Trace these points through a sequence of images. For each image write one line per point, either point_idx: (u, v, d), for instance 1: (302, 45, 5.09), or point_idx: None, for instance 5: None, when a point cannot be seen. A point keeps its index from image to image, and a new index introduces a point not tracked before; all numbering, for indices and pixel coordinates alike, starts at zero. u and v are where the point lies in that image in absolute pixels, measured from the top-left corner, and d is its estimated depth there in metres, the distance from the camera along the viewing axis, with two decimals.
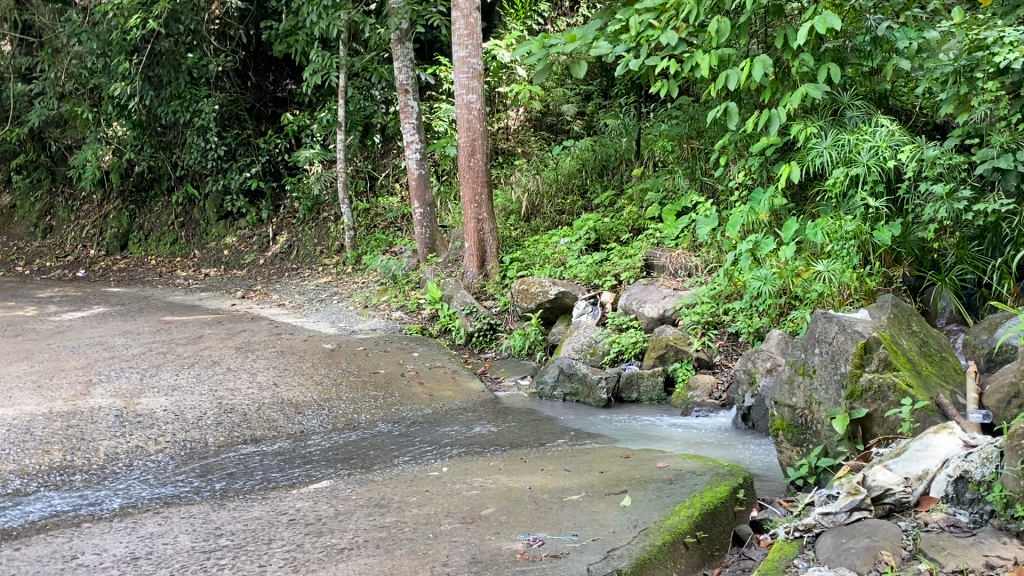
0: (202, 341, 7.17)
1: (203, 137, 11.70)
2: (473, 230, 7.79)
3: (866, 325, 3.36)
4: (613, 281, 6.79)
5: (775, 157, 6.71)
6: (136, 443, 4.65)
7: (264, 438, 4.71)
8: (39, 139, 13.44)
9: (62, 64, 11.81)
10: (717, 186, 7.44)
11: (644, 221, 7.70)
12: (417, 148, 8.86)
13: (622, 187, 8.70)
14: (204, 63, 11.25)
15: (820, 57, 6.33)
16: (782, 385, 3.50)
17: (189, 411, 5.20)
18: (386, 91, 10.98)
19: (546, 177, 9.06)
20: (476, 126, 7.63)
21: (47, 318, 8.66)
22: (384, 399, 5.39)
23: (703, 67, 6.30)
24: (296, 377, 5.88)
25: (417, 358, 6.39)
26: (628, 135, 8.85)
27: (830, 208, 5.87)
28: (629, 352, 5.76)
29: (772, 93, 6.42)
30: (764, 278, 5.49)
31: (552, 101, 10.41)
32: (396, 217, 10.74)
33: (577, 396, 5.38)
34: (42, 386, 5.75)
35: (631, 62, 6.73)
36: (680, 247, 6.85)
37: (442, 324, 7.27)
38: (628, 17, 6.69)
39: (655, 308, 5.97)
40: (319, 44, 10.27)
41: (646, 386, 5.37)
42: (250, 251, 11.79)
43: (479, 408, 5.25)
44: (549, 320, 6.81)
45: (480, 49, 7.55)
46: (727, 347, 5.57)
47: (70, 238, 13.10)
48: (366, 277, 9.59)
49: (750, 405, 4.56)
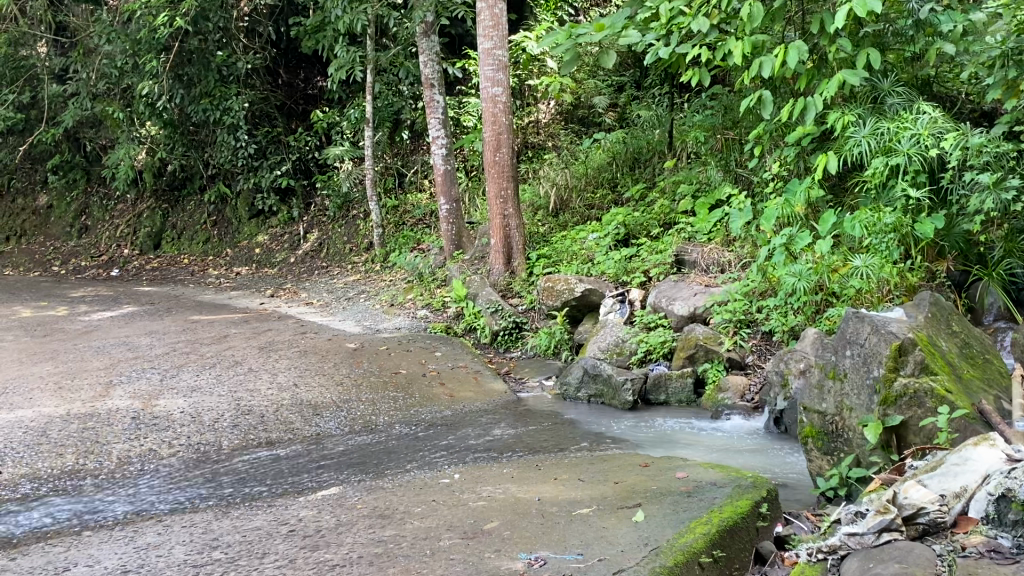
0: (227, 341, 7.10)
1: (234, 136, 11.72)
2: (499, 226, 7.63)
3: (901, 325, 3.13)
4: (642, 278, 6.58)
5: (812, 147, 6.45)
6: (149, 446, 4.56)
7: (278, 441, 4.59)
8: (75, 139, 13.61)
9: (94, 65, 11.90)
10: (751, 178, 7.19)
11: (676, 214, 7.48)
12: (442, 143, 8.70)
13: (653, 180, 8.49)
14: (233, 60, 11.26)
15: (859, 42, 6.08)
16: (811, 389, 3.29)
17: (206, 413, 5.11)
18: (414, 86, 10.85)
19: (575, 172, 8.88)
20: (502, 120, 7.46)
21: (77, 318, 8.68)
22: (403, 400, 5.25)
23: (735, 55, 6.06)
24: (316, 377, 5.77)
25: (440, 357, 6.25)
26: (661, 127, 8.66)
27: (869, 200, 5.60)
28: (658, 351, 5.55)
29: (807, 80, 6.17)
30: (798, 273, 5.19)
31: (583, 94, 10.23)
32: (424, 214, 10.65)
33: (602, 398, 5.19)
34: (63, 388, 5.71)
35: (660, 51, 6.50)
36: (712, 242, 6.63)
37: (468, 322, 7.14)
38: (657, 5, 6.50)
39: (685, 305, 5.75)
40: (346, 40, 10.16)
41: (675, 387, 5.15)
42: (281, 249, 11.77)
43: (501, 410, 5.09)
44: (576, 318, 6.64)
45: (506, 41, 7.38)
46: (761, 347, 5.35)
47: (106, 237, 13.22)
48: (394, 275, 9.50)
49: (782, 409, 4.32)
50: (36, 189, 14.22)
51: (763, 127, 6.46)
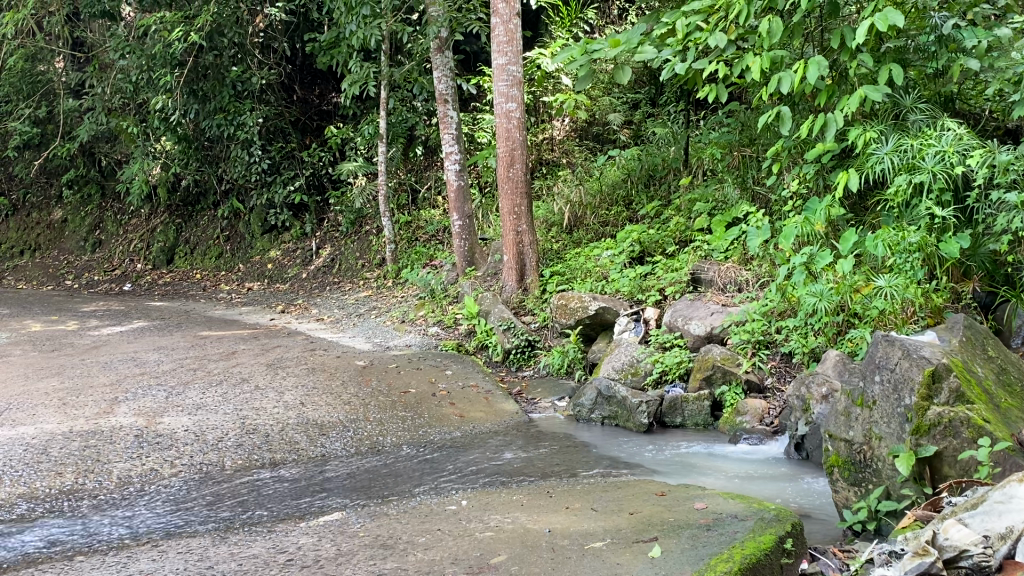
0: (235, 358, 7.00)
1: (248, 151, 11.69)
2: (513, 242, 7.51)
3: (934, 351, 3.00)
4: (657, 296, 6.46)
5: (833, 164, 6.28)
6: (151, 465, 4.45)
7: (282, 462, 4.47)
8: (89, 154, 13.65)
9: (109, 80, 11.93)
10: (769, 196, 7.04)
11: (692, 232, 7.34)
12: (456, 159, 8.59)
13: (669, 197, 8.36)
14: (247, 76, 11.26)
15: (881, 58, 5.95)
16: (837, 416, 3.15)
17: (209, 431, 5.00)
18: (428, 102, 10.78)
19: (590, 189, 8.75)
20: (516, 135, 7.34)
21: (86, 332, 8.61)
22: (411, 421, 5.12)
23: (754, 70, 5.93)
24: (323, 396, 5.65)
25: (450, 376, 6.12)
26: (676, 144, 8.52)
27: (891, 219, 5.47)
28: (674, 372, 5.39)
29: (828, 95, 6.03)
30: (819, 293, 5.02)
31: (598, 111, 10.11)
32: (437, 230, 10.54)
33: (616, 420, 5.04)
34: (67, 404, 5.61)
35: (677, 67, 6.37)
36: (729, 260, 6.47)
37: (479, 340, 7.02)
38: (673, 20, 6.40)
39: (702, 325, 5.61)
40: (360, 55, 10.08)
41: (691, 410, 5.00)
42: (293, 265, 11.70)
43: (512, 431, 4.94)
44: (590, 337, 6.50)
45: (520, 56, 7.29)
46: (780, 368, 5.19)
47: (119, 251, 13.20)
48: (406, 291, 9.40)
49: (804, 434, 4.17)
50: (51, 204, 14.25)
51: (782, 144, 6.32)
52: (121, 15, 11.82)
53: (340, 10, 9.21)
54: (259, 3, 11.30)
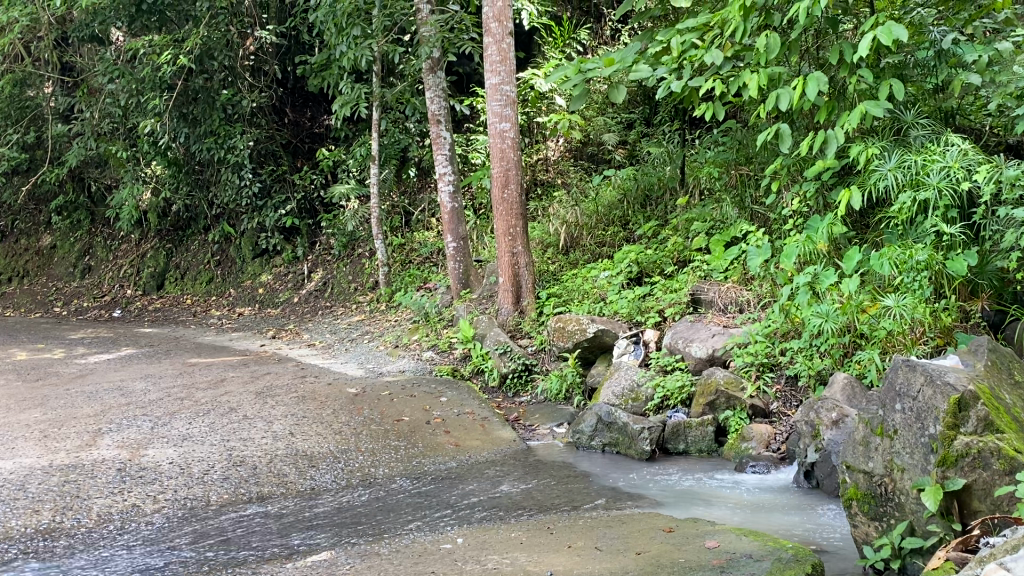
0: (223, 386, 6.81)
1: (238, 174, 11.55)
2: (508, 264, 7.36)
3: (959, 376, 2.86)
4: (657, 318, 6.31)
5: (833, 182, 6.15)
6: (132, 501, 4.26)
7: (270, 496, 4.29)
8: (79, 179, 13.52)
9: (98, 104, 11.80)
10: (769, 215, 6.90)
11: (690, 251, 7.20)
12: (449, 180, 8.43)
13: (666, 217, 8.23)
14: (237, 98, 11.18)
15: (880, 74, 5.85)
16: (855, 446, 3.04)
17: (195, 464, 4.81)
18: (420, 123, 10.67)
19: (585, 209, 8.63)
20: (510, 156, 7.21)
21: (72, 361, 8.41)
22: (405, 451, 4.94)
23: (751, 87, 5.83)
24: (314, 426, 5.46)
25: (445, 403, 5.94)
26: (672, 163, 8.41)
27: (896, 236, 5.35)
28: (676, 397, 5.22)
29: (828, 111, 5.92)
30: (824, 314, 4.91)
31: (593, 131, 10.00)
32: (431, 252, 10.40)
33: (617, 447, 4.86)
34: (49, 437, 5.42)
35: (674, 84, 6.25)
36: (729, 280, 6.32)
37: (475, 365, 6.85)
38: (667, 38, 6.30)
39: (703, 348, 5.45)
40: (351, 77, 9.95)
41: (695, 436, 4.83)
42: (285, 289, 11.52)
43: (509, 461, 4.77)
44: (588, 360, 6.34)
45: (514, 75, 7.20)
46: (786, 393, 5.04)
47: (108, 278, 13.03)
48: (400, 314, 9.24)
49: (813, 461, 4.00)
50: (39, 230, 14.06)
51: (781, 162, 6.19)
52: (110, 39, 11.70)
53: (330, 31, 9.11)
54: (249, 26, 11.25)
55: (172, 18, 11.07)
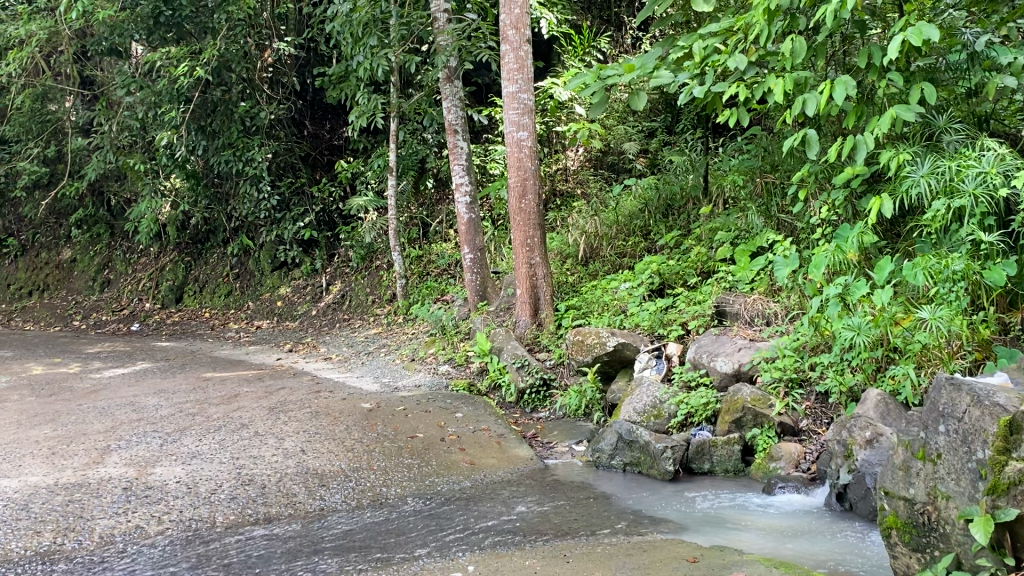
0: (237, 401, 6.69)
1: (257, 187, 11.47)
2: (525, 275, 7.19)
3: (1010, 396, 2.66)
4: (680, 331, 6.10)
5: (862, 190, 5.93)
6: (135, 522, 4.11)
7: (277, 517, 4.13)
8: (99, 193, 13.55)
9: (116, 117, 11.80)
10: (796, 224, 6.68)
11: (714, 262, 7.00)
12: (466, 191, 8.28)
13: (689, 227, 8.02)
14: (255, 111, 11.12)
15: (911, 77, 5.63)
16: (894, 471, 2.93)
17: (202, 483, 4.66)
18: (438, 134, 10.55)
19: (605, 219, 8.46)
20: (527, 165, 7.04)
21: (87, 376, 8.33)
22: (418, 469, 4.77)
23: (776, 91, 5.62)
24: (326, 443, 5.31)
25: (460, 419, 5.77)
26: (695, 172, 8.23)
27: (929, 245, 5.13)
28: (700, 414, 5.01)
29: (856, 116, 5.70)
30: (856, 326, 4.65)
31: (613, 140, 9.83)
32: (448, 264, 10.26)
33: (639, 467, 4.67)
34: (56, 454, 5.30)
35: (695, 90, 6.06)
36: (755, 292, 6.10)
37: (492, 379, 6.68)
38: (689, 43, 6.13)
39: (729, 362, 5.25)
40: (369, 87, 9.84)
41: (720, 456, 4.62)
42: (303, 302, 11.41)
43: (525, 480, 4.59)
44: (609, 375, 6.14)
45: (531, 84, 7.03)
46: (816, 410, 4.81)
47: (127, 291, 13.00)
48: (417, 327, 9.10)
49: (846, 483, 3.80)
50: (60, 244, 14.10)
51: (808, 169, 5.97)
52: (129, 53, 11.70)
53: (347, 41, 9.00)
54: (267, 38, 11.21)
55: (190, 31, 11.03)
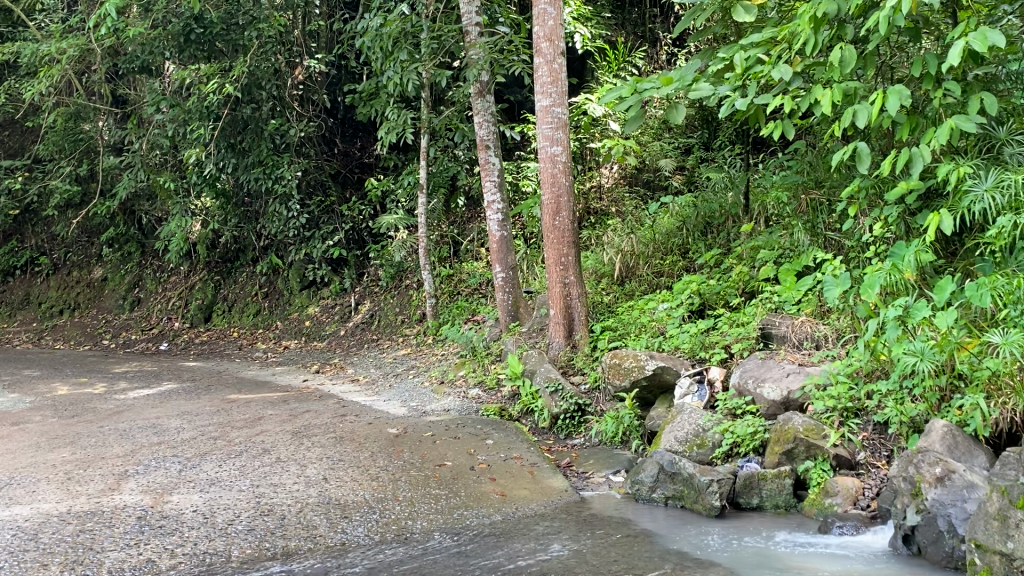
0: (260, 425, 6.47)
1: (286, 206, 11.34)
2: (559, 295, 6.92)
3: None
4: (723, 355, 5.80)
5: (918, 206, 5.58)
6: (148, 555, 3.88)
7: (296, 552, 3.89)
8: (130, 213, 13.56)
9: (146, 135, 11.74)
10: (844, 242, 6.33)
11: (757, 282, 6.68)
12: (498, 208, 8.05)
13: (729, 245, 7.72)
14: (286, 128, 11.01)
15: (969, 87, 5.32)
16: (989, 523, 3.12)
17: (220, 513, 4.43)
18: (470, 151, 10.34)
19: (642, 237, 8.18)
20: (561, 181, 6.79)
21: (112, 396, 8.16)
22: (446, 500, 4.51)
23: (824, 103, 5.29)
24: (350, 470, 5.06)
25: (491, 446, 5.50)
26: (735, 189, 7.96)
27: (991, 264, 4.83)
28: (747, 445, 4.69)
29: (910, 128, 5.39)
30: (919, 351, 4.28)
31: (648, 156, 9.59)
32: (479, 283, 10.04)
33: (682, 501, 4.37)
34: (72, 480, 5.11)
35: (737, 103, 5.74)
36: (802, 313, 5.79)
37: (524, 404, 6.42)
38: (730, 54, 5.85)
39: (777, 389, 4.93)
40: (399, 103, 9.65)
41: (770, 490, 4.31)
42: (332, 321, 11.22)
43: (560, 514, 4.30)
44: (647, 401, 5.84)
45: (566, 97, 6.79)
46: (873, 441, 4.49)
47: (156, 310, 12.92)
48: (446, 348, 8.86)
49: (914, 524, 3.56)
50: (91, 262, 14.11)
51: (859, 183, 5.63)
52: (160, 71, 11.65)
53: (377, 57, 8.85)
54: (298, 55, 11.18)
55: (221, 49, 10.96)
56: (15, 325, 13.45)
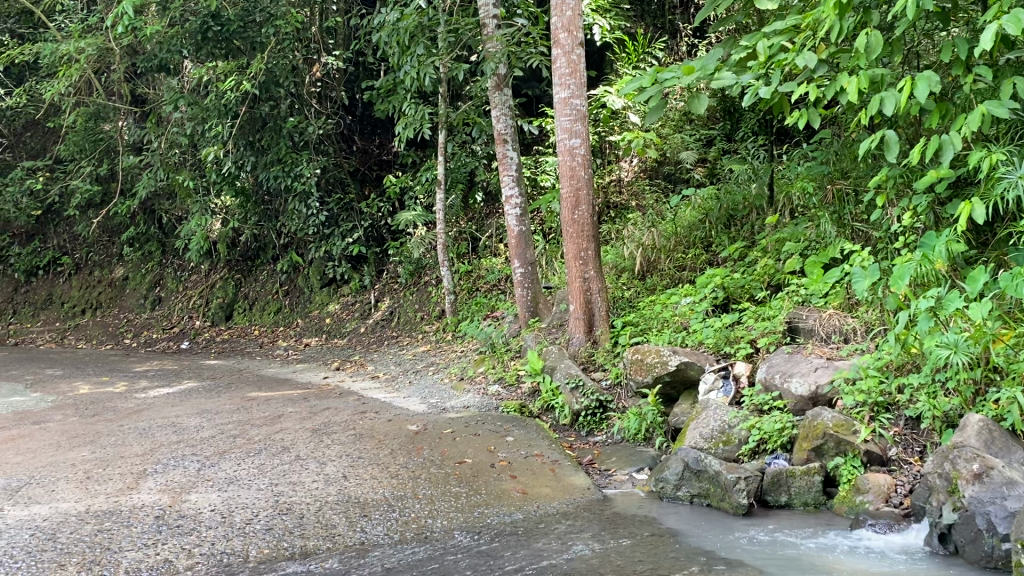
0: (280, 423, 6.43)
1: (305, 203, 11.32)
2: (579, 290, 6.82)
3: None
4: (749, 350, 5.68)
5: (947, 195, 5.44)
6: (165, 555, 3.83)
7: (314, 552, 3.82)
8: (151, 212, 13.61)
9: (165, 134, 11.75)
10: (872, 233, 6.19)
11: (783, 275, 6.55)
12: (516, 202, 7.96)
13: (753, 238, 7.59)
14: (304, 125, 10.97)
15: (1001, 72, 5.16)
16: None
17: (237, 512, 4.38)
18: (488, 146, 10.25)
19: (663, 231, 8.06)
20: (581, 174, 6.69)
21: (133, 395, 8.16)
22: (466, 499, 4.43)
23: (850, 91, 5.14)
24: (369, 468, 5.00)
25: (511, 443, 5.42)
26: (758, 181, 7.82)
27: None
28: (774, 441, 4.58)
29: (940, 115, 5.23)
30: (952, 344, 4.13)
31: (669, 149, 9.46)
32: (498, 279, 9.96)
33: (708, 499, 4.26)
34: (91, 479, 5.08)
35: (761, 91, 5.61)
36: (829, 306, 5.67)
37: (545, 401, 6.33)
38: (753, 42, 5.72)
39: (805, 384, 4.82)
40: (416, 98, 9.57)
41: (799, 487, 4.20)
42: (352, 318, 11.19)
43: (582, 513, 4.21)
44: (670, 397, 5.73)
45: (585, 89, 6.69)
46: (905, 436, 4.37)
47: (177, 309, 12.95)
48: (466, 344, 8.79)
49: (951, 523, 3.44)
50: (113, 262, 14.18)
51: (888, 173, 5.47)
52: (178, 69, 11.66)
53: (393, 51, 8.77)
54: (315, 52, 11.10)
55: (239, 47, 10.93)
56: (38, 325, 13.54)
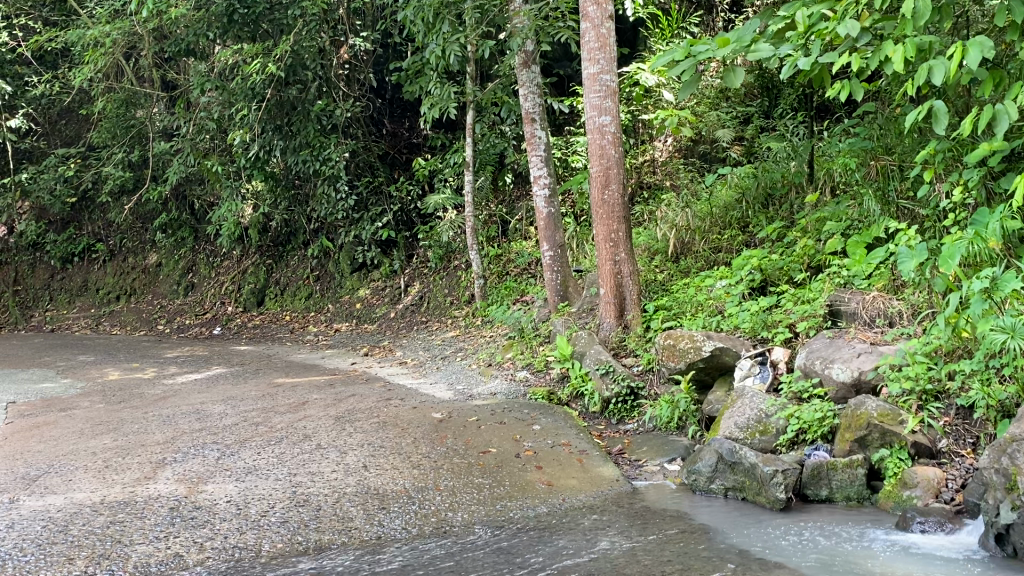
0: (303, 410, 6.30)
1: (334, 187, 11.21)
2: (610, 274, 6.58)
3: None
4: (788, 334, 5.43)
5: (1002, 168, 5.14)
6: (175, 549, 3.69)
7: (329, 547, 3.66)
8: (182, 197, 13.62)
9: (194, 119, 11.67)
10: (919, 210, 5.87)
11: (824, 256, 6.26)
12: (545, 183, 7.73)
13: (793, 217, 7.29)
14: (331, 108, 10.83)
15: None
16: None
17: (253, 504, 4.24)
18: (517, 126, 10.02)
19: (698, 211, 7.81)
20: (610, 153, 6.44)
21: (160, 381, 8.11)
22: (489, 490, 4.25)
23: (895, 60, 4.78)
24: (391, 458, 4.84)
25: (538, 432, 5.23)
26: (798, 158, 7.52)
27: None
28: (814, 431, 4.33)
29: (994, 85, 4.86)
30: (1010, 327, 3.81)
31: (705, 127, 9.13)
32: (528, 262, 9.80)
33: (743, 492, 4.04)
34: (108, 468, 4.98)
35: (799, 62, 5.27)
36: (873, 288, 5.39)
37: (574, 387, 6.13)
38: (791, 11, 5.38)
39: (847, 371, 4.56)
40: (443, 78, 9.34)
41: (841, 480, 3.96)
42: (381, 304, 11.07)
43: (610, 507, 4.00)
44: (704, 384, 5.50)
45: (615, 64, 6.41)
46: (957, 426, 4.11)
47: (210, 294, 12.96)
48: (495, 329, 8.61)
49: (1009, 523, 3.19)
50: (146, 248, 14.22)
51: (937, 146, 5.14)
52: (205, 53, 11.56)
53: (419, 29, 8.55)
54: (342, 33, 10.93)
55: (264, 29, 10.77)
56: (74, 311, 13.64)
